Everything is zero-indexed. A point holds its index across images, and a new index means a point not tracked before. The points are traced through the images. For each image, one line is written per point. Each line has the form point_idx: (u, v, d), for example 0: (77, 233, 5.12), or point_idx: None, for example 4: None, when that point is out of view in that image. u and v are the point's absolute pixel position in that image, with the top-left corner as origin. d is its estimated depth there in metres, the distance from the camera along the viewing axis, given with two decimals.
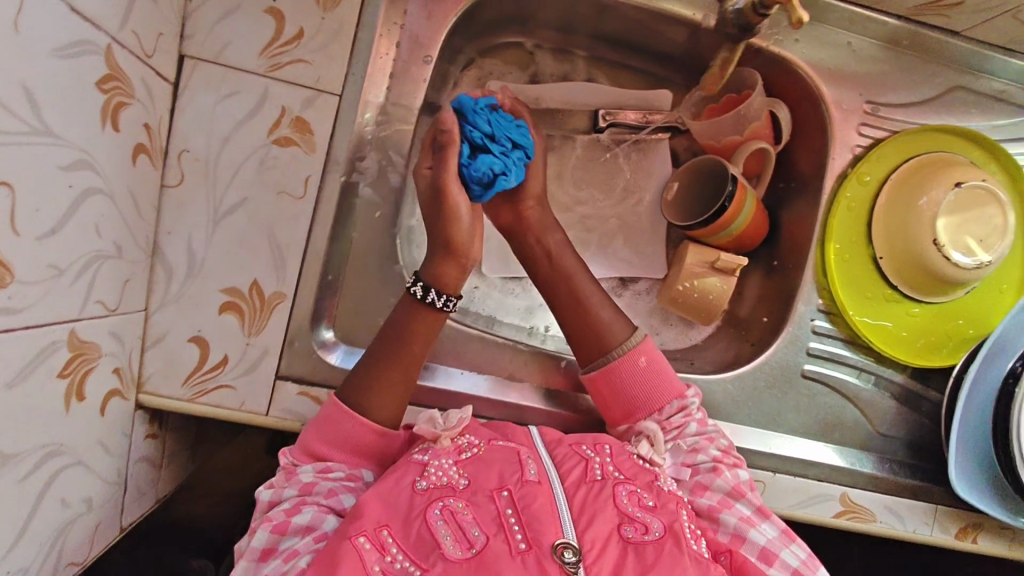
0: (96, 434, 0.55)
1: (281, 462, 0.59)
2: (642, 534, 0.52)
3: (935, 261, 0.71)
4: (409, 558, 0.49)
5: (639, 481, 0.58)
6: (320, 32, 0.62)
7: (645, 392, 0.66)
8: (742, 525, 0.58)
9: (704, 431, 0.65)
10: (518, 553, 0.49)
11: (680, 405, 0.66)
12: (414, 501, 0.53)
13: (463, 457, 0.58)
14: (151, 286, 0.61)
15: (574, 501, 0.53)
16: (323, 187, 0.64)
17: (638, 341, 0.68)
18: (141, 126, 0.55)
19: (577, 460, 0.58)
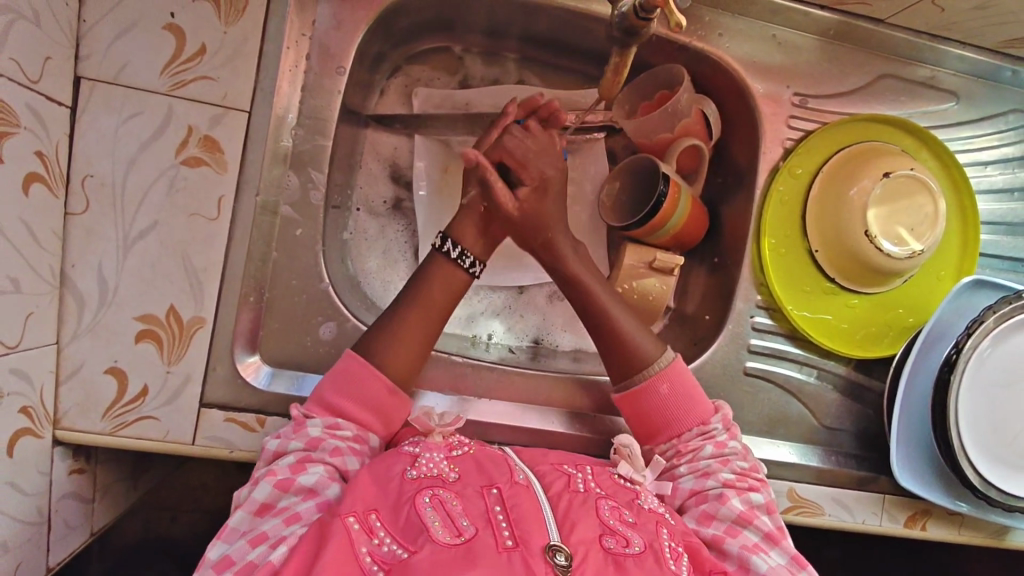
0: (4, 476, 0.53)
1: (292, 413, 0.60)
2: (624, 546, 0.50)
3: (868, 252, 0.71)
4: (396, 541, 0.48)
5: (620, 499, 0.57)
6: (224, 47, 0.61)
7: (673, 415, 0.66)
8: (744, 551, 0.56)
9: (720, 454, 0.64)
10: (504, 549, 0.46)
11: (701, 430, 0.65)
12: (404, 488, 0.52)
13: (453, 454, 0.58)
14: (62, 318, 0.59)
15: (557, 509, 0.52)
16: (238, 207, 0.62)
17: (665, 365, 0.67)
18: (33, 154, 0.53)
19: (559, 475, 0.57)
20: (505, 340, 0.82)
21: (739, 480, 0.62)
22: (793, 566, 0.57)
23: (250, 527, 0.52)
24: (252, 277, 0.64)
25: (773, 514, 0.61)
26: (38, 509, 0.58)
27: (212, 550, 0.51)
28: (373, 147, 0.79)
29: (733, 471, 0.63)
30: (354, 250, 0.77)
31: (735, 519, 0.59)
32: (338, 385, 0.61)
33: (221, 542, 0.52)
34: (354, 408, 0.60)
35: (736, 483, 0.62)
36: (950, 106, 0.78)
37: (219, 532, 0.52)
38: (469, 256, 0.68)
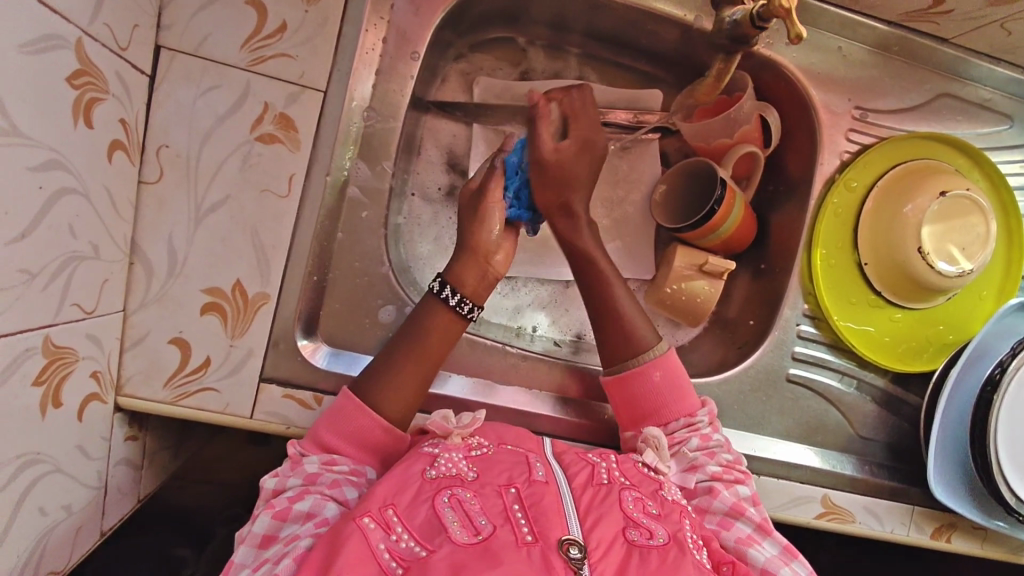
0: (74, 439, 0.53)
1: (290, 451, 0.60)
2: (648, 538, 0.52)
3: (920, 270, 0.72)
4: (415, 538, 0.49)
5: (644, 489, 0.59)
6: (305, 26, 0.61)
7: (657, 402, 0.67)
8: (741, 545, 0.58)
9: (705, 446, 0.65)
10: (524, 544, 0.48)
11: (686, 421, 0.66)
12: (422, 488, 0.53)
13: (472, 453, 0.58)
14: (131, 285, 0.59)
15: (579, 501, 0.54)
16: (308, 186, 0.62)
17: (661, 353, 0.68)
18: (117, 122, 0.53)
19: (584, 465, 0.59)
20: (548, 333, 0.83)
21: (727, 473, 0.64)
22: (786, 556, 0.58)
23: (253, 560, 0.52)
24: (316, 256, 0.65)
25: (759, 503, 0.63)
26: (100, 474, 0.58)
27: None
28: (432, 133, 0.79)
29: (719, 464, 0.64)
30: (407, 235, 0.77)
31: (728, 512, 0.61)
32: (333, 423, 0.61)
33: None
34: (356, 445, 0.60)
35: (724, 476, 0.63)
36: (1004, 128, 0.80)
37: (226, 570, 0.52)
38: (467, 303, 0.66)
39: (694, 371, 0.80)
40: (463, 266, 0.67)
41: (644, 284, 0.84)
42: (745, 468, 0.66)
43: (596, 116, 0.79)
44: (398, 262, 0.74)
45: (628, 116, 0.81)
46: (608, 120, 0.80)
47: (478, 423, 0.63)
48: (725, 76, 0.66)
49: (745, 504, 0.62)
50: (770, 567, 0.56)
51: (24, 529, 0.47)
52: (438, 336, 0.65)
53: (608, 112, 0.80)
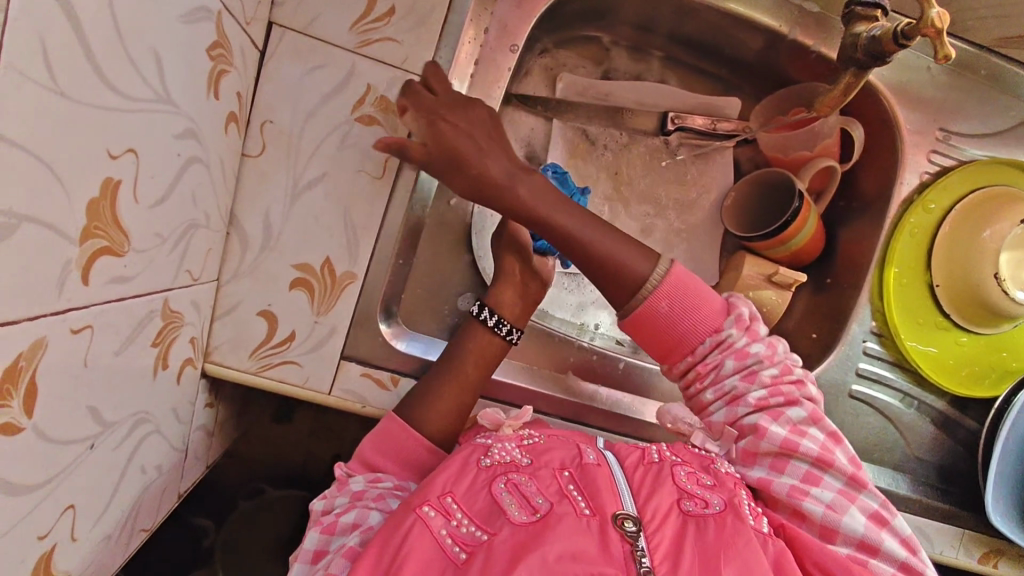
0: (171, 402, 0.54)
1: (336, 472, 0.61)
2: (704, 508, 0.52)
3: (994, 295, 0.72)
4: (474, 522, 0.50)
5: (695, 463, 0.59)
6: (413, 12, 0.61)
7: (685, 331, 0.61)
8: (797, 496, 0.57)
9: (742, 367, 0.61)
10: (584, 516, 0.49)
11: (714, 342, 0.62)
12: (478, 476, 0.55)
13: (524, 443, 0.60)
14: (226, 256, 0.60)
15: (632, 481, 0.55)
16: (402, 170, 0.63)
17: (662, 278, 0.61)
18: (235, 95, 0.54)
19: (634, 450, 0.60)
20: (610, 331, 0.83)
21: (773, 396, 0.61)
22: (850, 492, 0.57)
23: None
24: (402, 239, 0.66)
25: (819, 422, 0.61)
26: (185, 438, 0.59)
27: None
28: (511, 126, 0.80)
29: (761, 386, 0.61)
30: None
31: (778, 453, 0.58)
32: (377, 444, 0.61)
33: None
34: (400, 464, 0.61)
35: (771, 398, 0.60)
36: None
37: None
38: (506, 325, 0.67)
39: None
40: (502, 289, 0.68)
41: (707, 290, 0.84)
42: (795, 377, 0.62)
43: (675, 121, 0.81)
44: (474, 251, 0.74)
45: (705, 121, 0.81)
46: (685, 124, 0.81)
47: (528, 418, 0.64)
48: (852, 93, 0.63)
49: (801, 427, 0.60)
50: (831, 522, 0.55)
51: (128, 486, 0.49)
52: (478, 355, 0.65)
53: (686, 117, 0.81)
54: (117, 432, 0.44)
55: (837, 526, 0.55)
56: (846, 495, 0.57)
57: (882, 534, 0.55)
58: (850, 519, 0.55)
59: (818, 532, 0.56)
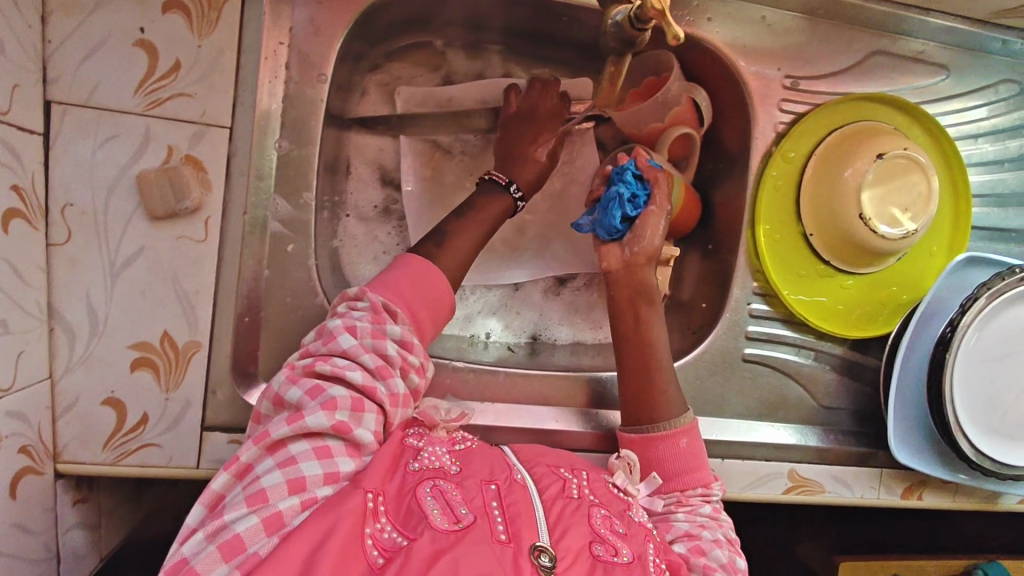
0: (8, 518, 0.52)
1: (372, 301, 0.57)
2: (613, 555, 0.50)
3: (863, 235, 0.71)
4: (397, 529, 0.47)
5: (612, 508, 0.57)
6: (199, 63, 0.58)
7: (681, 468, 0.63)
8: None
9: (715, 516, 0.62)
10: (498, 542, 0.47)
11: (704, 491, 0.63)
12: (406, 479, 0.52)
13: (455, 448, 0.58)
14: (53, 352, 0.58)
15: (551, 510, 0.53)
16: (226, 226, 0.61)
17: (690, 421, 0.64)
18: (10, 189, 0.51)
19: (555, 478, 0.57)
20: (502, 338, 0.81)
21: (730, 543, 0.61)
22: None
23: (286, 456, 0.48)
24: (245, 296, 0.63)
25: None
26: (47, 544, 0.57)
27: (244, 453, 0.49)
28: (359, 150, 0.77)
29: (725, 534, 0.62)
30: (346, 258, 0.75)
31: (723, 565, 0.58)
32: (407, 283, 0.60)
33: (226, 474, 0.49)
34: (420, 317, 0.59)
35: (728, 543, 0.61)
36: (941, 79, 0.78)
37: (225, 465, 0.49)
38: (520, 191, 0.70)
39: None
40: None
41: (595, 276, 0.83)
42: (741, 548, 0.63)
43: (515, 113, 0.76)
44: (341, 287, 0.71)
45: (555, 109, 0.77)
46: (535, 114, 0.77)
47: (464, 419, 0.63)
48: (620, 79, 0.61)
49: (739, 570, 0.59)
50: None
51: None
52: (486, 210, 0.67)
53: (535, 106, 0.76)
54: None
55: None
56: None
57: None
58: None
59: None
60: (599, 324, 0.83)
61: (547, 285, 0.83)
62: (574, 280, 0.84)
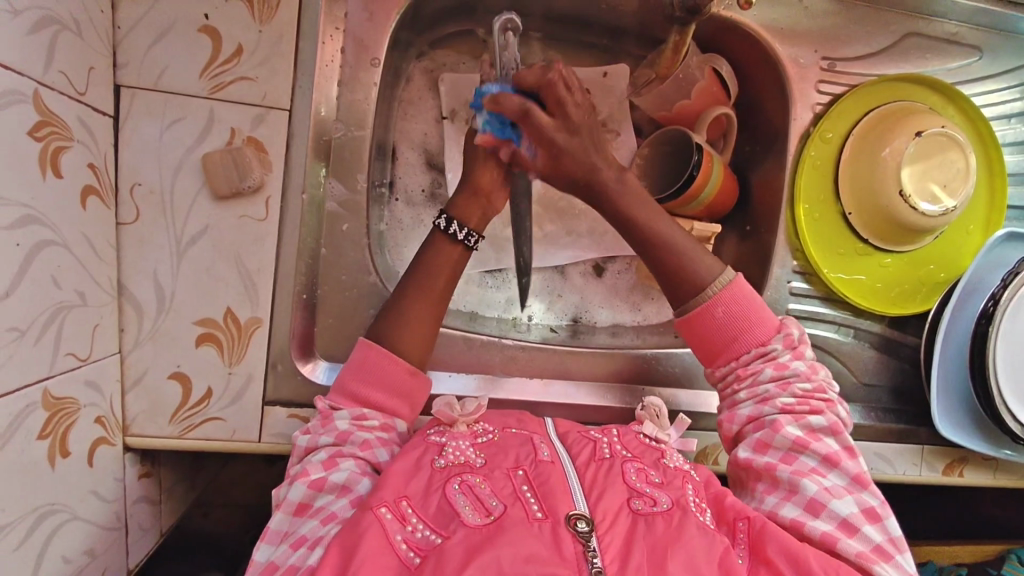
0: (87, 485, 0.54)
1: (319, 406, 0.58)
2: (652, 506, 0.51)
3: (903, 213, 0.72)
4: (430, 527, 0.48)
5: (645, 459, 0.59)
6: (260, 47, 0.60)
7: (728, 337, 0.62)
8: (797, 477, 0.56)
9: (781, 376, 0.61)
10: (535, 521, 0.47)
11: (759, 351, 0.62)
12: (433, 478, 0.53)
13: (478, 441, 0.58)
14: (123, 327, 0.59)
15: (584, 479, 0.53)
16: (285, 207, 0.62)
17: (722, 287, 0.62)
18: (86, 167, 0.53)
19: (586, 443, 0.58)
20: (545, 319, 0.82)
21: (800, 404, 0.60)
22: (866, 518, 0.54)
23: (288, 528, 0.51)
24: (302, 274, 0.65)
25: (838, 434, 0.59)
26: (117, 514, 0.59)
27: (257, 553, 0.51)
28: (404, 136, 0.78)
29: (793, 395, 0.60)
30: (392, 241, 0.76)
31: (791, 446, 0.58)
32: (357, 373, 0.59)
33: (265, 544, 0.51)
34: (381, 396, 0.59)
35: (796, 408, 0.59)
36: (974, 60, 0.79)
37: (262, 534, 0.52)
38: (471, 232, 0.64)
39: None
40: None
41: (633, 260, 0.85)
42: (827, 395, 0.61)
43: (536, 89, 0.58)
44: (387, 268, 0.73)
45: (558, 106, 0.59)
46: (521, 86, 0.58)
47: (483, 410, 0.62)
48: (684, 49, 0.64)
49: (818, 434, 0.59)
50: (819, 502, 0.55)
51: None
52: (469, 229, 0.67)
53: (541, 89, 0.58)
54: (15, 532, 0.45)
55: (826, 505, 0.54)
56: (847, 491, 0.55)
57: (890, 560, 0.52)
58: (841, 503, 0.54)
59: (800, 514, 0.55)
60: (637, 306, 0.84)
61: (586, 268, 0.85)
62: (613, 263, 0.85)
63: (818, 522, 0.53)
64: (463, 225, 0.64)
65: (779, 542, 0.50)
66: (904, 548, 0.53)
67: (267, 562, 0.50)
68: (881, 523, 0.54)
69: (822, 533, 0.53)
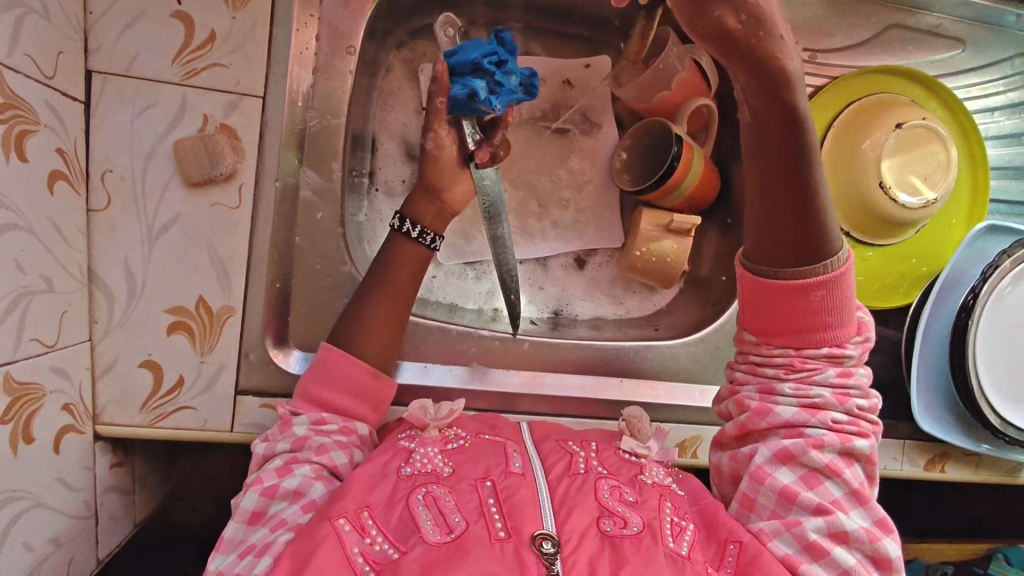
0: (53, 473, 0.54)
1: (280, 412, 0.58)
2: (622, 528, 0.50)
3: (882, 203, 0.72)
4: (389, 540, 0.48)
5: (622, 476, 0.57)
6: (233, 33, 0.60)
7: (808, 323, 0.54)
8: (823, 505, 0.52)
9: (841, 385, 0.55)
10: (497, 541, 0.47)
11: (831, 352, 0.54)
12: (398, 486, 0.52)
13: (448, 447, 0.57)
14: (93, 314, 0.59)
15: (555, 493, 0.52)
16: (258, 194, 0.62)
17: (835, 270, 0.52)
18: (54, 152, 0.53)
19: (561, 455, 0.58)
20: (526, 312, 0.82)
21: (850, 423, 0.54)
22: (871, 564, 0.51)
23: (242, 537, 0.51)
24: (276, 263, 0.65)
25: (872, 465, 0.55)
26: (86, 503, 0.59)
27: (211, 562, 0.50)
28: (383, 126, 0.78)
29: (846, 411, 0.55)
30: (370, 232, 0.76)
31: (819, 469, 0.53)
32: (319, 377, 0.59)
33: (220, 554, 0.50)
34: (342, 399, 0.58)
35: (844, 427, 0.54)
36: (957, 53, 0.79)
37: (217, 545, 0.51)
38: (429, 234, 0.65)
39: (672, 333, 0.81)
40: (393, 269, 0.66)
41: (615, 252, 0.84)
42: (875, 418, 0.57)
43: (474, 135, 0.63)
44: (364, 259, 0.73)
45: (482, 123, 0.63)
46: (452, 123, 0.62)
47: (457, 414, 0.61)
48: None
49: (852, 461, 0.54)
50: (824, 546, 0.51)
51: (10, 564, 0.48)
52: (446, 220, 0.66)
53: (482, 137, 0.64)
54: None
55: (830, 550, 0.51)
56: (869, 533, 0.52)
57: None
58: (849, 549, 0.51)
59: (796, 553, 0.51)
60: (618, 300, 0.84)
61: (568, 261, 0.84)
62: (595, 256, 0.84)
63: (815, 566, 0.50)
64: (416, 223, 0.65)
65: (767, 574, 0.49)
66: None
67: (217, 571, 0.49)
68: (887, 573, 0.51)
69: None
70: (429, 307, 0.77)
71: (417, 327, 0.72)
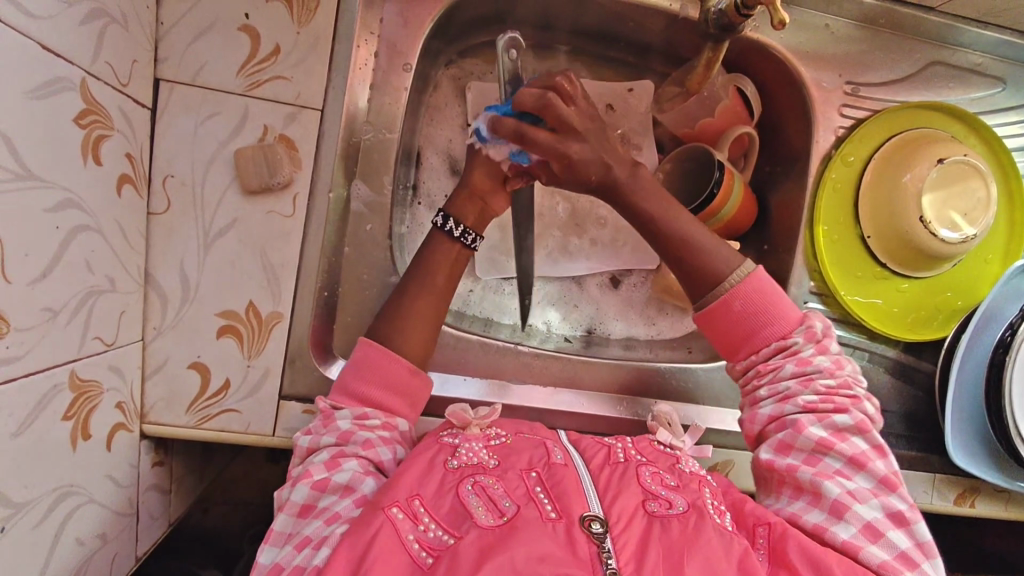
0: (103, 470, 0.54)
1: (319, 406, 0.59)
2: (667, 509, 0.51)
3: (923, 238, 0.72)
4: (442, 527, 0.48)
5: (661, 464, 0.58)
6: (297, 47, 0.62)
7: (747, 329, 0.59)
8: (817, 480, 0.54)
9: (803, 372, 0.58)
10: (549, 520, 0.47)
11: (781, 345, 0.59)
12: (445, 478, 0.53)
13: (492, 443, 0.58)
14: (147, 314, 0.60)
15: (599, 481, 0.53)
16: (312, 203, 0.63)
17: (745, 276, 0.60)
18: (123, 157, 0.55)
19: (600, 448, 0.59)
20: (560, 329, 0.82)
21: (825, 402, 0.57)
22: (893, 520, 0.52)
23: (294, 529, 0.51)
24: (324, 272, 0.66)
25: (867, 433, 0.56)
26: (130, 500, 0.59)
27: (263, 554, 0.51)
28: (429, 141, 0.79)
29: (815, 392, 0.57)
30: (412, 244, 0.77)
31: (814, 448, 0.55)
32: (358, 371, 0.60)
33: (270, 545, 0.51)
34: (380, 394, 0.59)
35: (819, 406, 0.57)
36: (998, 91, 0.80)
37: (266, 536, 0.52)
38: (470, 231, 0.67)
39: (705, 357, 0.81)
40: None
41: (649, 273, 0.85)
42: (853, 392, 0.58)
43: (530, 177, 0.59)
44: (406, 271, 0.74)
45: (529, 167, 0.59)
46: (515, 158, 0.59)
47: (496, 415, 0.62)
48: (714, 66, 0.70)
49: (844, 434, 0.56)
50: (842, 503, 0.52)
51: (61, 559, 0.49)
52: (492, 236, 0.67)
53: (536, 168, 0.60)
54: (34, 511, 0.46)
55: (849, 507, 0.52)
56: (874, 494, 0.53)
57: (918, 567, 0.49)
58: (866, 506, 0.52)
59: (822, 520, 0.53)
60: (651, 321, 0.85)
61: (603, 280, 0.85)
62: (629, 276, 0.85)
63: (838, 527, 0.52)
64: (458, 223, 0.66)
65: (799, 546, 0.49)
66: (936, 552, 0.51)
67: (273, 561, 0.50)
68: (910, 526, 0.52)
69: (842, 539, 0.51)
70: (466, 321, 0.78)
71: (456, 340, 0.73)
